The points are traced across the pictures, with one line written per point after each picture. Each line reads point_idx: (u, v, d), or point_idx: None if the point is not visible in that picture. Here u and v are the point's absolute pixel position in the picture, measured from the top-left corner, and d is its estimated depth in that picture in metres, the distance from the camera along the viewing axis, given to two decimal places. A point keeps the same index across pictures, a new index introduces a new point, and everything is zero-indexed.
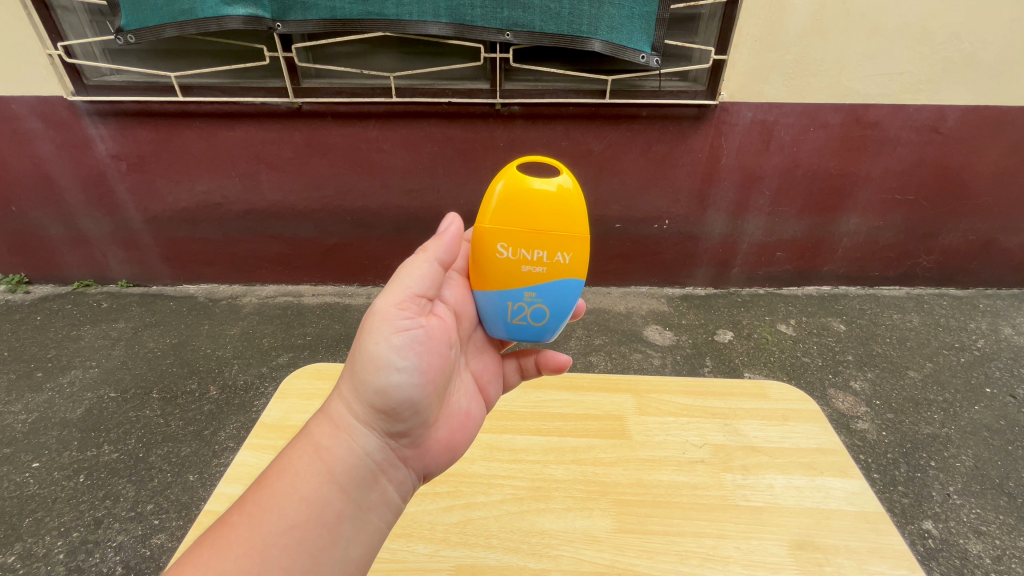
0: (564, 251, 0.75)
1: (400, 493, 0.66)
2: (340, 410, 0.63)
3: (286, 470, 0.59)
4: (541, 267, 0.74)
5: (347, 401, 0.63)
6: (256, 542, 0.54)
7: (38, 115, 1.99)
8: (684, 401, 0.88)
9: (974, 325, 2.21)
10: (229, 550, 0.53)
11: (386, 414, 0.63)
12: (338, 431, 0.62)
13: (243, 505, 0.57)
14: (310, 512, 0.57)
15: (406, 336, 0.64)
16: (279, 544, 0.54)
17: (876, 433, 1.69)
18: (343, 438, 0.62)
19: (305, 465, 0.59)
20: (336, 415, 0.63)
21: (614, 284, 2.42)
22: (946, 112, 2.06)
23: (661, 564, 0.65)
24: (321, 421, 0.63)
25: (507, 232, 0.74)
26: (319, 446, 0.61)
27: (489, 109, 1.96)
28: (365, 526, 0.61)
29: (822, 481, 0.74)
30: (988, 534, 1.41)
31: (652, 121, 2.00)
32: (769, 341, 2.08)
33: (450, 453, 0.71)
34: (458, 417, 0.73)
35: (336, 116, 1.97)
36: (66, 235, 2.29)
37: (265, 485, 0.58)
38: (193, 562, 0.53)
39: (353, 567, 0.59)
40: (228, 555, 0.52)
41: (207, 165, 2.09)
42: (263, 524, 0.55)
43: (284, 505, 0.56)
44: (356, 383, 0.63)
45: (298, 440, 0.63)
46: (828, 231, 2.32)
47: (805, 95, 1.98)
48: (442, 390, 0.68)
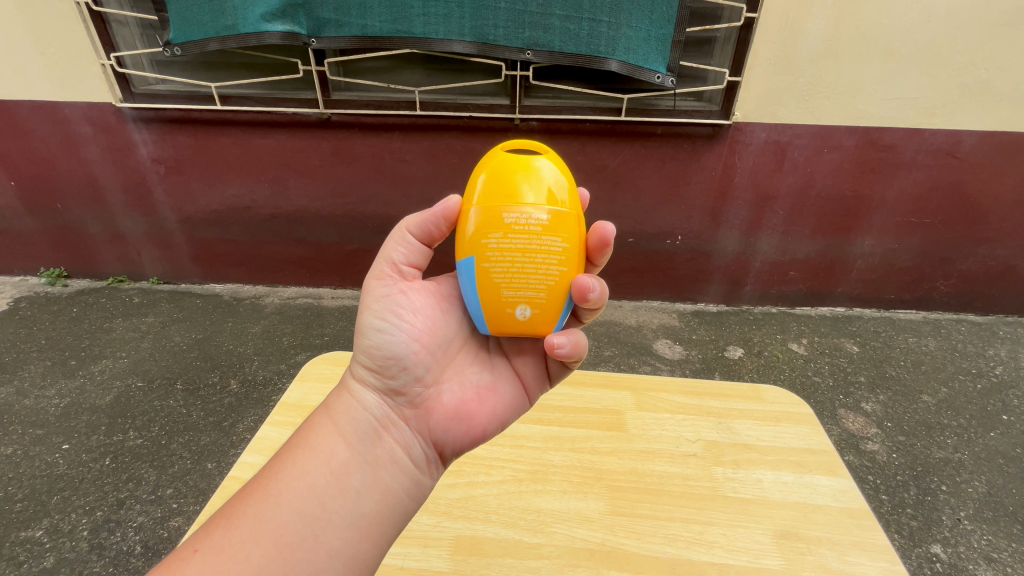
0: (565, 288, 0.69)
1: (408, 453, 0.67)
2: (348, 378, 0.72)
3: (291, 441, 0.67)
4: (511, 301, 0.68)
5: (352, 367, 0.72)
6: (266, 491, 0.61)
7: (89, 120, 2.14)
8: (681, 400, 0.92)
9: (992, 352, 2.18)
10: (237, 500, 0.61)
11: (376, 364, 0.69)
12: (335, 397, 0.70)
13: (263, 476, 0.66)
14: (313, 463, 0.63)
15: (386, 295, 0.72)
16: (290, 489, 0.60)
17: (886, 455, 1.68)
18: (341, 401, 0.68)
19: (316, 425, 0.68)
20: (344, 382, 0.72)
21: (625, 297, 2.46)
22: (963, 138, 2.06)
23: (649, 545, 0.68)
24: (336, 391, 0.71)
25: (539, 182, 0.69)
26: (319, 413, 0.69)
27: (509, 123, 2.04)
28: (376, 481, 0.64)
29: (810, 479, 0.77)
30: (999, 561, 1.39)
31: (666, 139, 2.05)
32: (779, 360, 2.09)
33: (464, 422, 0.71)
34: (478, 389, 0.73)
35: (362, 127, 2.07)
36: (104, 233, 2.43)
37: (287, 446, 0.66)
38: (227, 512, 0.60)
39: (369, 523, 0.61)
40: (254, 503, 0.60)
41: (240, 170, 2.21)
42: (264, 479, 0.62)
43: (289, 462, 0.63)
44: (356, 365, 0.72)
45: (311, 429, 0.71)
46: (842, 252, 2.33)
47: (819, 117, 2.02)
48: (445, 360, 0.73)
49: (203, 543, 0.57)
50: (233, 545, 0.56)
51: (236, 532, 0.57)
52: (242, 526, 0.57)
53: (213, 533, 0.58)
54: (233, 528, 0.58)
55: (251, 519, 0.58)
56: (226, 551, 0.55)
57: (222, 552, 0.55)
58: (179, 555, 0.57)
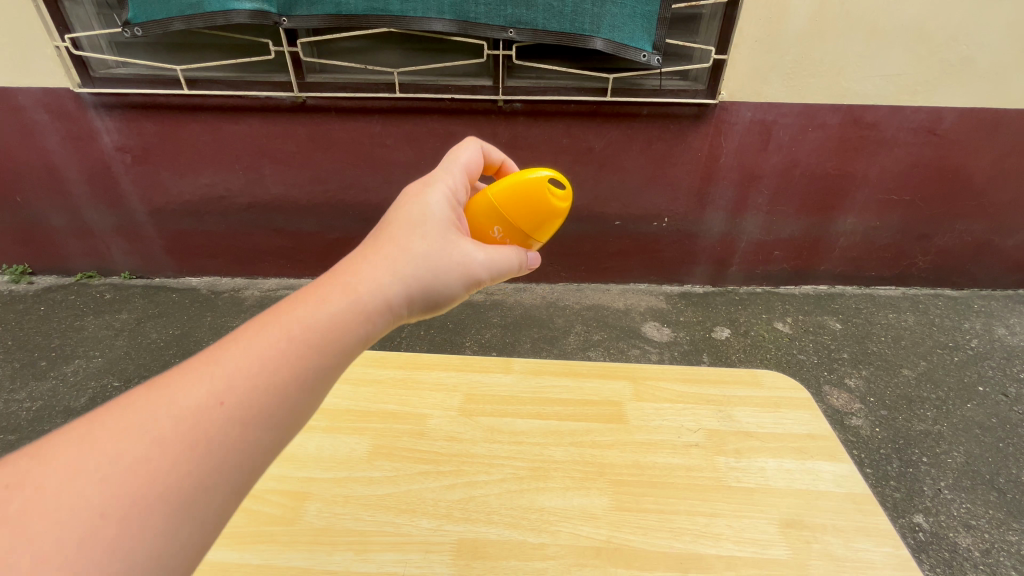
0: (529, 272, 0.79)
1: None
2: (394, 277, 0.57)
3: (323, 306, 0.52)
4: None
5: (406, 270, 0.58)
6: (300, 369, 0.48)
7: (44, 106, 2.01)
8: (679, 388, 0.91)
9: (968, 325, 2.24)
10: (258, 347, 0.47)
11: (430, 299, 0.61)
12: (379, 270, 0.56)
13: (267, 321, 0.50)
14: (353, 352, 0.53)
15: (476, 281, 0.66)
16: (321, 380, 0.50)
17: (870, 429, 1.72)
18: (387, 289, 0.56)
19: (355, 315, 0.53)
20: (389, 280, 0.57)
21: (613, 280, 2.44)
22: (944, 114, 2.08)
23: (654, 540, 0.68)
24: (369, 278, 0.56)
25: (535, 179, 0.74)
26: (359, 284, 0.55)
27: (492, 105, 1.98)
28: None
29: (812, 465, 0.78)
30: (978, 528, 1.43)
31: (652, 120, 2.02)
32: (765, 339, 2.10)
33: None
34: None
35: (340, 111, 1.99)
36: (70, 227, 2.31)
37: (317, 319, 0.50)
38: (232, 369, 0.45)
39: None
40: (281, 373, 0.47)
41: (212, 158, 2.11)
42: (302, 341, 0.49)
43: (334, 337, 0.51)
44: (402, 244, 0.60)
45: (319, 279, 0.56)
46: (825, 231, 2.34)
47: (804, 95, 2.01)
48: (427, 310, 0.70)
49: (231, 397, 0.44)
50: (271, 417, 0.46)
51: (267, 402, 0.45)
52: (280, 397, 0.46)
53: (243, 387, 0.45)
54: (261, 394, 0.45)
55: (292, 392, 0.47)
56: (261, 424, 0.45)
57: (250, 423, 0.44)
58: (188, 406, 0.42)
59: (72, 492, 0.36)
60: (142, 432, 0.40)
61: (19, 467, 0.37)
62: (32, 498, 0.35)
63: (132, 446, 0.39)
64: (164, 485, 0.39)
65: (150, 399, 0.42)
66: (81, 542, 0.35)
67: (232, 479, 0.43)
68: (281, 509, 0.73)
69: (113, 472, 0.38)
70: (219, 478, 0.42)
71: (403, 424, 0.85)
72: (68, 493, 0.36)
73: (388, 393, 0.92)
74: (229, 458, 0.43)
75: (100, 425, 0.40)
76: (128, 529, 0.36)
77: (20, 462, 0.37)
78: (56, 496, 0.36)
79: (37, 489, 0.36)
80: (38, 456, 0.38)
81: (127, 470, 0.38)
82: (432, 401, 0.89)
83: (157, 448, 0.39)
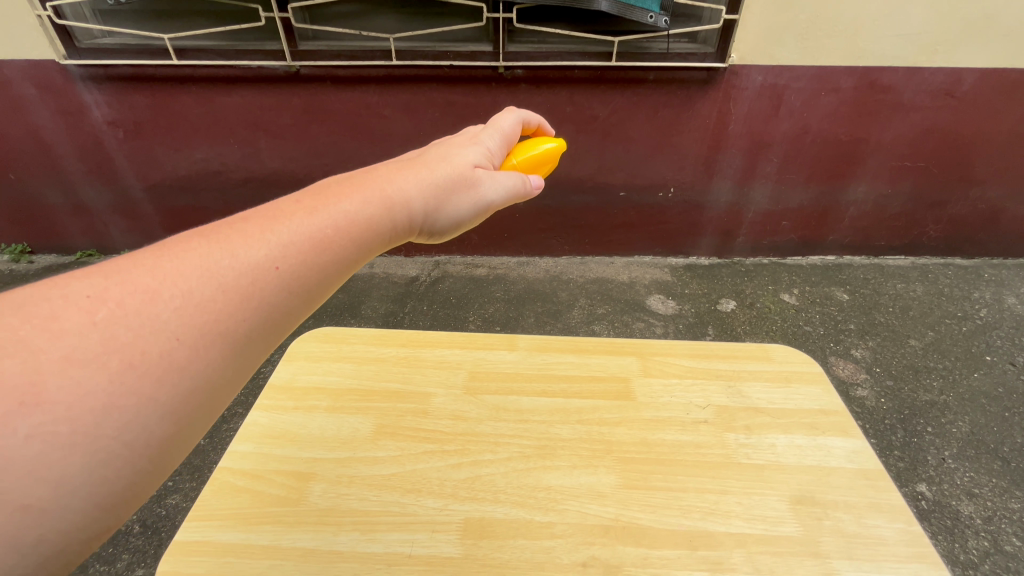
0: None
1: None
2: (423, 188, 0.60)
3: (366, 199, 0.54)
4: None
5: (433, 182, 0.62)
6: (340, 255, 0.50)
7: (31, 79, 1.94)
8: (687, 363, 0.90)
9: (978, 294, 2.20)
10: (312, 222, 0.48)
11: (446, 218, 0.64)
12: (415, 184, 0.60)
13: (322, 197, 0.51)
14: (377, 249, 0.55)
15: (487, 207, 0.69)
16: (348, 271, 0.52)
17: (875, 400, 1.71)
18: (419, 204, 0.60)
19: (388, 218, 0.56)
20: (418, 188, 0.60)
21: (617, 253, 2.41)
22: (963, 76, 1.99)
23: (663, 518, 0.67)
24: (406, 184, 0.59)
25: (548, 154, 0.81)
26: (400, 192, 0.58)
27: (492, 72, 1.91)
28: None
29: (823, 440, 0.77)
30: (980, 496, 1.44)
31: (659, 85, 1.95)
32: (771, 311, 2.08)
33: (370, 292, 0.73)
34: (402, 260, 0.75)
35: (336, 81, 1.92)
36: (66, 204, 2.27)
37: (366, 209, 0.53)
38: (289, 233, 0.47)
39: None
40: (329, 253, 0.49)
41: (207, 132, 2.05)
42: (351, 227, 0.51)
43: (373, 231, 0.53)
44: (433, 168, 0.63)
45: (362, 173, 0.58)
46: (835, 200, 2.29)
47: (818, 58, 1.92)
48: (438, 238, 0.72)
49: (287, 264, 0.45)
50: (311, 290, 0.47)
51: (312, 277, 0.47)
52: (323, 274, 0.48)
53: (298, 255, 0.46)
54: (309, 268, 0.47)
55: (333, 272, 0.49)
56: (303, 295, 0.47)
57: (294, 293, 0.46)
58: (249, 261, 0.43)
59: (140, 319, 0.37)
60: (208, 274, 0.41)
61: (91, 283, 0.37)
62: (109, 314, 0.36)
63: (198, 286, 0.40)
64: (223, 330, 0.40)
65: (215, 245, 0.43)
66: (146, 366, 0.36)
67: (269, 339, 0.45)
68: (286, 490, 0.72)
69: (181, 306, 0.39)
70: (261, 337, 0.44)
71: (406, 403, 0.84)
72: (139, 316, 0.37)
73: (390, 371, 0.91)
74: (273, 319, 0.44)
75: (169, 258, 0.40)
76: (187, 362, 0.38)
77: (91, 277, 0.37)
78: (128, 318, 0.37)
79: (113, 306, 0.37)
80: (110, 274, 0.38)
81: (194, 308, 0.39)
82: (436, 379, 0.89)
83: (221, 293, 0.41)
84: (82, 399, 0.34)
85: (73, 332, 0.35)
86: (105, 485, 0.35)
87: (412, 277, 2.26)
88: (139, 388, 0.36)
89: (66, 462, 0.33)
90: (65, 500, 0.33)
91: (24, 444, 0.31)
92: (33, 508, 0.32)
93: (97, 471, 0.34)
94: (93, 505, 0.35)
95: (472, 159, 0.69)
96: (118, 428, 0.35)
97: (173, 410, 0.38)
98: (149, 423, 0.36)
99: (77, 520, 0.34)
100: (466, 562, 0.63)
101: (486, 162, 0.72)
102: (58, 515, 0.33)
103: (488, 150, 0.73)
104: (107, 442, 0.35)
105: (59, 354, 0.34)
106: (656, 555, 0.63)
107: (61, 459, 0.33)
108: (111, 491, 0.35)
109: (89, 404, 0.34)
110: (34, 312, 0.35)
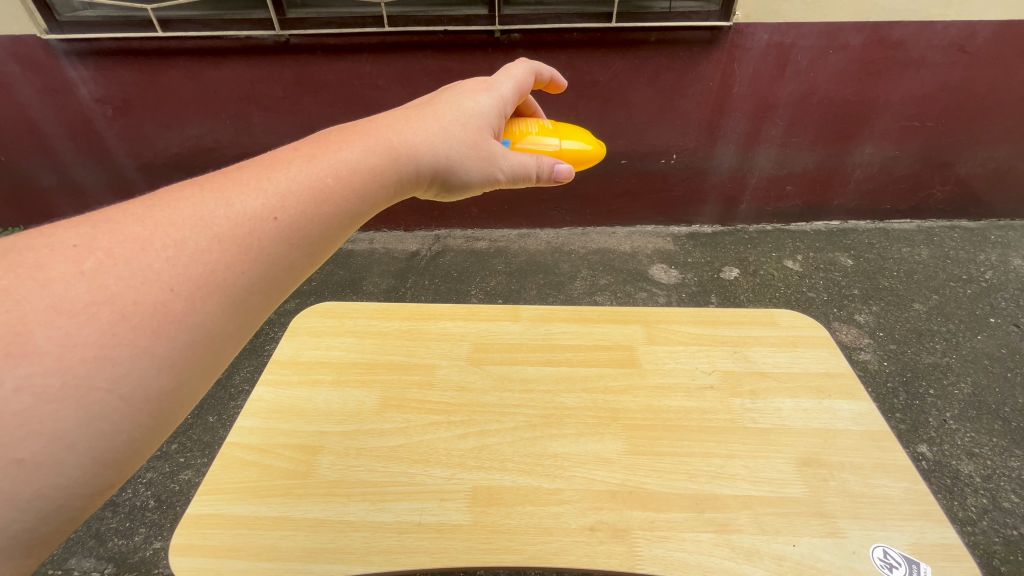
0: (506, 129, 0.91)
1: None
2: (427, 144, 0.62)
3: (365, 154, 0.55)
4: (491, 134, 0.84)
5: (442, 137, 0.64)
6: (338, 208, 0.51)
7: (13, 56, 1.87)
8: (692, 330, 0.90)
9: (984, 257, 2.17)
10: (310, 172, 0.50)
11: (454, 176, 0.66)
12: (422, 134, 0.62)
13: (321, 146, 0.53)
14: (377, 203, 0.57)
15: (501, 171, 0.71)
16: (350, 223, 0.54)
17: (878, 363, 1.72)
18: (424, 158, 0.62)
19: (388, 171, 0.57)
20: (426, 145, 0.62)
21: (619, 223, 2.38)
22: (977, 29, 1.91)
23: (670, 482, 0.68)
24: (411, 137, 0.61)
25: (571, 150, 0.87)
26: (405, 141, 0.60)
27: (488, 37, 1.84)
28: None
29: (830, 403, 0.77)
30: (980, 455, 1.45)
31: (661, 47, 1.88)
32: (774, 278, 2.07)
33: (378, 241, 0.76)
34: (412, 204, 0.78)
35: (326, 50, 1.86)
36: (59, 185, 2.23)
37: (367, 162, 0.55)
38: (288, 182, 0.48)
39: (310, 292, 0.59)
40: (330, 205, 0.50)
41: (197, 107, 2.00)
42: (350, 176, 0.53)
43: (374, 179, 0.55)
44: (442, 116, 0.66)
45: (367, 122, 0.60)
46: (841, 162, 2.24)
47: (826, 13, 1.84)
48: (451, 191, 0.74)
49: (285, 215, 0.47)
50: (310, 244, 0.49)
51: (312, 229, 0.49)
52: (322, 226, 0.50)
53: (296, 206, 0.48)
54: (306, 221, 0.48)
55: (333, 224, 0.51)
56: (303, 248, 0.48)
57: (294, 244, 0.47)
58: (245, 211, 0.45)
59: (131, 269, 0.38)
60: (202, 225, 0.42)
61: (78, 233, 0.38)
62: (97, 264, 0.37)
63: (192, 237, 0.41)
64: (220, 281, 0.42)
65: (210, 195, 0.44)
66: (139, 316, 0.37)
67: (270, 294, 0.46)
68: (293, 463, 0.73)
69: (174, 256, 0.40)
70: (261, 291, 0.45)
71: (411, 374, 0.85)
72: (131, 266, 0.38)
73: (394, 344, 0.90)
74: (271, 273, 0.46)
75: (162, 209, 0.42)
76: (183, 314, 0.39)
77: (78, 228, 0.39)
78: (118, 266, 0.38)
79: (101, 256, 0.38)
80: (98, 225, 0.39)
81: (188, 259, 0.40)
82: (439, 351, 0.88)
83: (216, 244, 0.42)
84: (71, 350, 0.35)
85: (60, 281, 0.36)
86: (103, 440, 0.36)
87: (412, 251, 2.24)
88: (134, 340, 0.37)
89: (59, 416, 0.34)
90: (61, 455, 0.34)
91: (13, 397, 0.32)
92: (30, 462, 0.33)
93: (93, 425, 0.36)
94: (93, 460, 0.36)
95: (482, 107, 0.70)
96: (112, 380, 0.36)
97: (171, 362, 0.39)
98: (146, 376, 0.38)
99: (76, 476, 0.36)
100: (475, 529, 0.64)
101: (497, 111, 0.73)
102: (53, 472, 0.34)
103: (501, 98, 0.74)
104: (101, 396, 0.36)
105: (45, 304, 0.35)
106: (663, 518, 0.64)
107: (56, 411, 0.34)
108: (111, 445, 0.37)
109: (80, 355, 0.35)
110: (21, 260, 0.36)
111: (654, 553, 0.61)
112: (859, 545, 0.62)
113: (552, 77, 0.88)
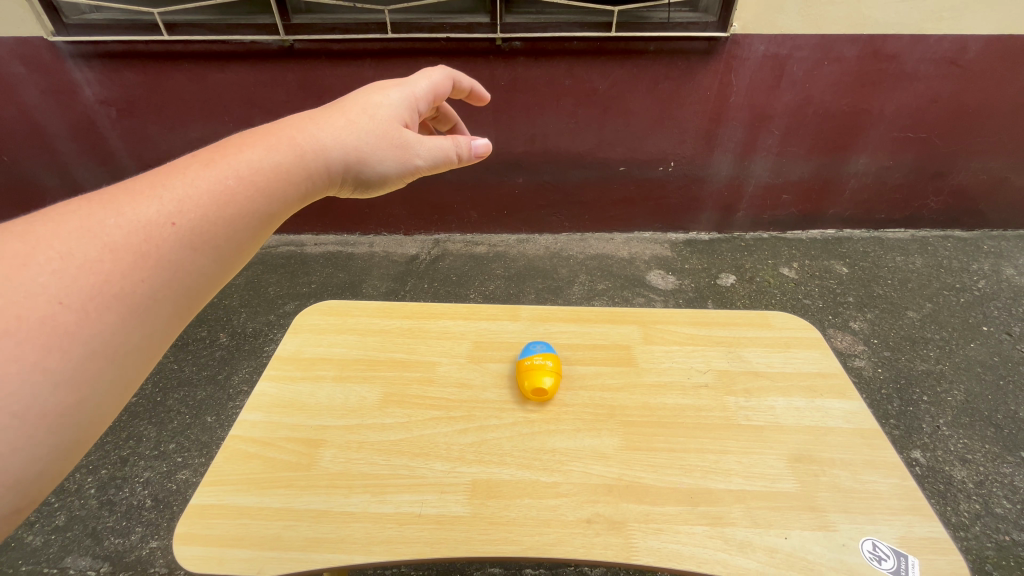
0: None
1: None
2: (332, 139, 0.62)
3: (269, 157, 0.54)
4: None
5: (346, 129, 0.64)
6: (244, 209, 0.51)
7: (18, 58, 1.88)
8: (688, 331, 0.92)
9: (976, 266, 2.20)
10: (210, 176, 0.50)
11: (368, 168, 0.66)
12: (327, 132, 0.62)
13: (222, 152, 0.53)
14: (290, 205, 0.56)
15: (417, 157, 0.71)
16: (258, 223, 0.52)
17: (873, 370, 1.73)
18: (332, 154, 0.61)
19: (299, 172, 0.57)
20: (330, 139, 0.62)
21: (617, 229, 2.40)
22: (968, 44, 1.95)
23: (665, 476, 0.69)
24: (314, 132, 0.61)
25: None
26: (310, 139, 0.60)
27: (490, 44, 1.87)
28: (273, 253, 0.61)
29: (822, 402, 0.79)
30: (974, 461, 1.47)
31: (659, 57, 1.91)
32: (770, 285, 2.09)
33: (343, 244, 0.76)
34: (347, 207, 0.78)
35: (330, 56, 1.89)
36: (61, 185, 2.24)
37: (266, 160, 0.54)
38: (177, 185, 0.47)
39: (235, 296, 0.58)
40: (228, 207, 0.49)
41: (202, 111, 2.03)
42: (253, 177, 0.52)
43: (282, 179, 0.55)
44: (348, 112, 0.66)
45: (274, 126, 0.60)
46: (836, 172, 2.27)
47: (822, 25, 1.88)
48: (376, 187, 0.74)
49: (183, 220, 0.46)
50: (219, 248, 0.49)
51: (210, 231, 0.48)
52: (231, 229, 0.49)
53: (196, 210, 0.47)
54: (206, 226, 0.47)
55: (242, 226, 0.50)
56: (209, 253, 0.48)
57: (195, 248, 0.47)
58: (139, 218, 0.44)
59: (11, 285, 0.37)
60: (91, 236, 0.42)
61: None
62: None
63: (81, 247, 0.41)
64: (116, 291, 0.41)
65: (100, 206, 0.43)
66: (27, 331, 0.37)
67: (179, 299, 0.46)
68: (296, 455, 0.74)
69: (60, 268, 0.39)
70: (167, 298, 0.45)
71: (410, 371, 0.86)
72: (13, 281, 0.38)
73: (395, 342, 0.92)
74: (176, 279, 0.46)
75: (49, 223, 0.41)
76: (75, 326, 0.39)
77: None
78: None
79: None
80: None
81: (76, 270, 0.40)
82: (440, 349, 0.90)
83: (108, 254, 0.42)
84: None
85: None
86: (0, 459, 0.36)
87: (411, 255, 2.26)
88: (22, 354, 0.37)
89: None
90: None
91: None
92: None
93: None
94: None
95: (392, 101, 0.71)
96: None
97: (66, 375, 0.39)
98: (39, 391, 0.38)
99: None
100: (473, 520, 0.65)
101: (409, 105, 0.74)
102: None
103: (413, 95, 0.75)
104: None
105: None
106: (658, 512, 0.65)
107: None
108: (11, 463, 0.37)
109: None
110: None
111: (650, 545, 0.62)
112: (849, 538, 0.63)
113: (471, 86, 0.90)
